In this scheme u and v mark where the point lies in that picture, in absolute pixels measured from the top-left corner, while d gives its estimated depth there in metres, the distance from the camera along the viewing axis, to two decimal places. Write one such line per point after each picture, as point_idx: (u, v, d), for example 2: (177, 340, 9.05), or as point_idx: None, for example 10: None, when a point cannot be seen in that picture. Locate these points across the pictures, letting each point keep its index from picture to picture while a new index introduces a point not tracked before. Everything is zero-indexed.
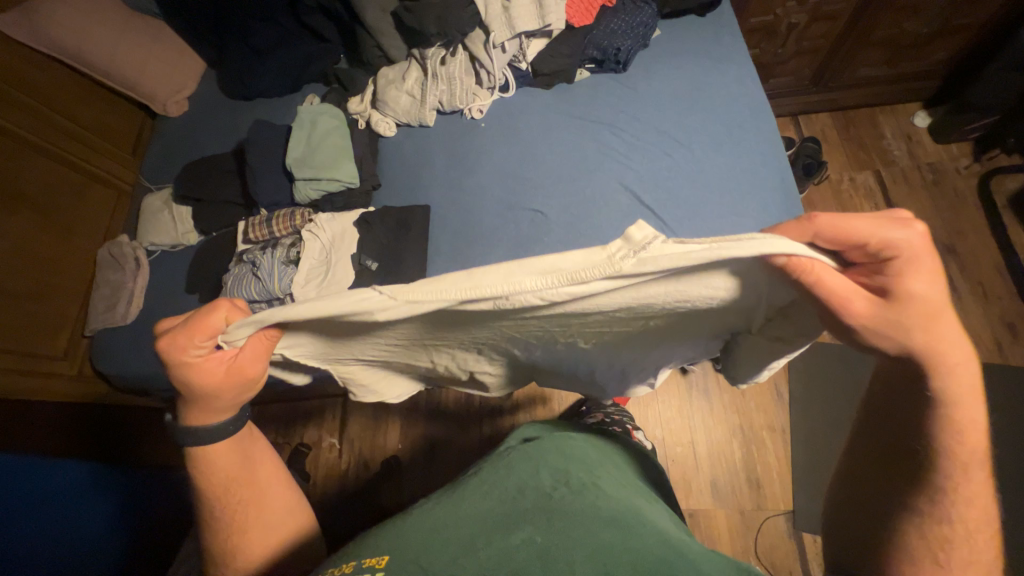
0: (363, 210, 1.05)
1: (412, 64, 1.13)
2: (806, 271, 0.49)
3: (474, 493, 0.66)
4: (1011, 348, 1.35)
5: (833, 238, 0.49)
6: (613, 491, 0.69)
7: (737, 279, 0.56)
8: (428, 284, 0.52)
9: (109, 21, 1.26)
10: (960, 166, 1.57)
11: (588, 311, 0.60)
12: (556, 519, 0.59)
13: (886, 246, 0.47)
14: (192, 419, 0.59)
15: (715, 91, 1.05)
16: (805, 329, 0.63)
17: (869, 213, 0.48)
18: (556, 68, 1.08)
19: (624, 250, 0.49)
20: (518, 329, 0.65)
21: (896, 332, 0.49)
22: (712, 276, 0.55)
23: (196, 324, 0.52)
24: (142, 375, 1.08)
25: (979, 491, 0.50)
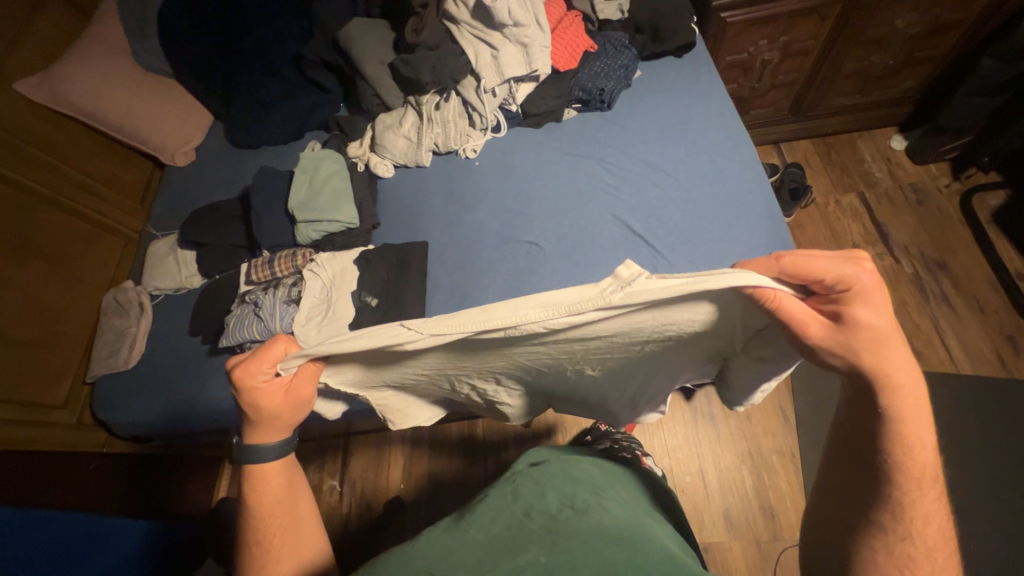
0: (364, 248, 1.08)
1: (407, 109, 1.18)
2: (769, 299, 0.53)
3: (481, 519, 0.66)
4: (1015, 361, 1.34)
5: (793, 275, 0.56)
6: (621, 510, 0.68)
7: (713, 307, 0.60)
8: (448, 318, 0.56)
9: (121, 78, 1.33)
10: (941, 184, 1.62)
11: (601, 340, 0.63)
12: (562, 537, 0.59)
13: (840, 281, 0.54)
14: (252, 439, 0.64)
15: (697, 125, 1.11)
16: (782, 351, 0.66)
17: (826, 252, 0.55)
18: (544, 109, 1.14)
19: (612, 286, 0.53)
20: (540, 360, 0.68)
21: (846, 354, 0.53)
22: (691, 305, 0.58)
23: (263, 353, 0.60)
24: (144, 420, 1.07)
25: (933, 508, 0.53)
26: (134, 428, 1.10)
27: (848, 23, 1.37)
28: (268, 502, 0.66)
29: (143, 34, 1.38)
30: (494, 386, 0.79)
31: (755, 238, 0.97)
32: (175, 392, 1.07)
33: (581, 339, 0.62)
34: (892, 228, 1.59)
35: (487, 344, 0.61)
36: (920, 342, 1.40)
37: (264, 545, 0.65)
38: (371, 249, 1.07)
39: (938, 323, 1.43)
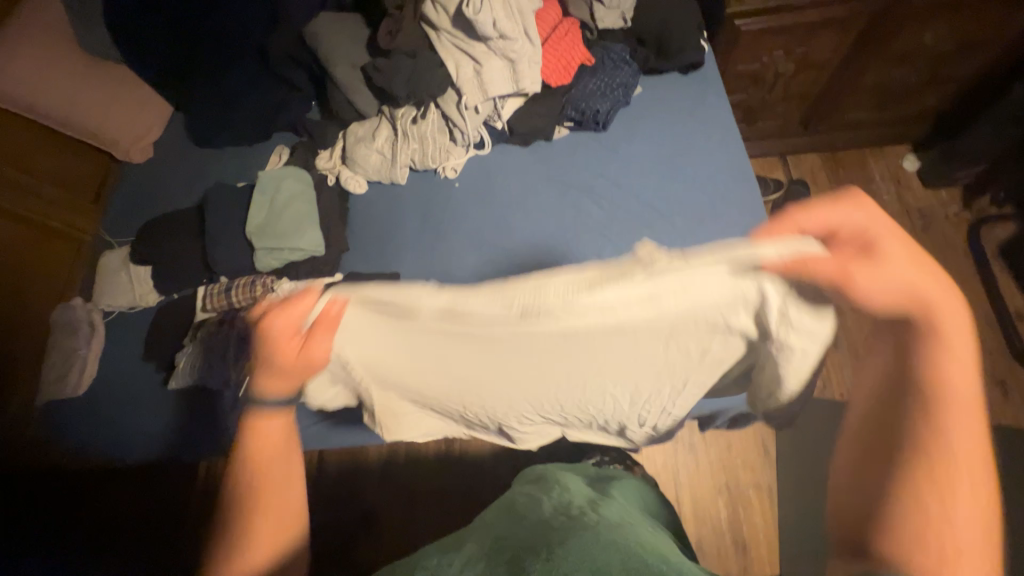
0: (330, 277, 0.99)
1: (382, 120, 1.07)
2: (810, 272, 0.57)
3: (480, 531, 0.63)
4: (1003, 406, 1.31)
5: (884, 298, 0.56)
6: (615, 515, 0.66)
7: (743, 296, 0.63)
8: (477, 290, 0.67)
9: (66, 67, 1.18)
10: (950, 212, 1.54)
11: (609, 331, 0.67)
12: (568, 539, 0.56)
13: (918, 300, 0.54)
14: (257, 390, 0.68)
15: (698, 155, 1.01)
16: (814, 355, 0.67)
17: (917, 269, 0.55)
18: (533, 127, 1.03)
19: (638, 266, 0.63)
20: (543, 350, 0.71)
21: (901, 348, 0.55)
22: (718, 288, 0.62)
23: (290, 305, 0.68)
24: (93, 453, 1.01)
25: (975, 532, 0.48)
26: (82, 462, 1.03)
27: (872, 35, 1.25)
28: (275, 469, 0.68)
29: (86, 12, 1.22)
30: (491, 389, 0.78)
31: None
32: (128, 424, 1.00)
33: (594, 326, 0.65)
34: None
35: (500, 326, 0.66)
36: None
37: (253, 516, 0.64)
38: (338, 277, 0.98)
39: None
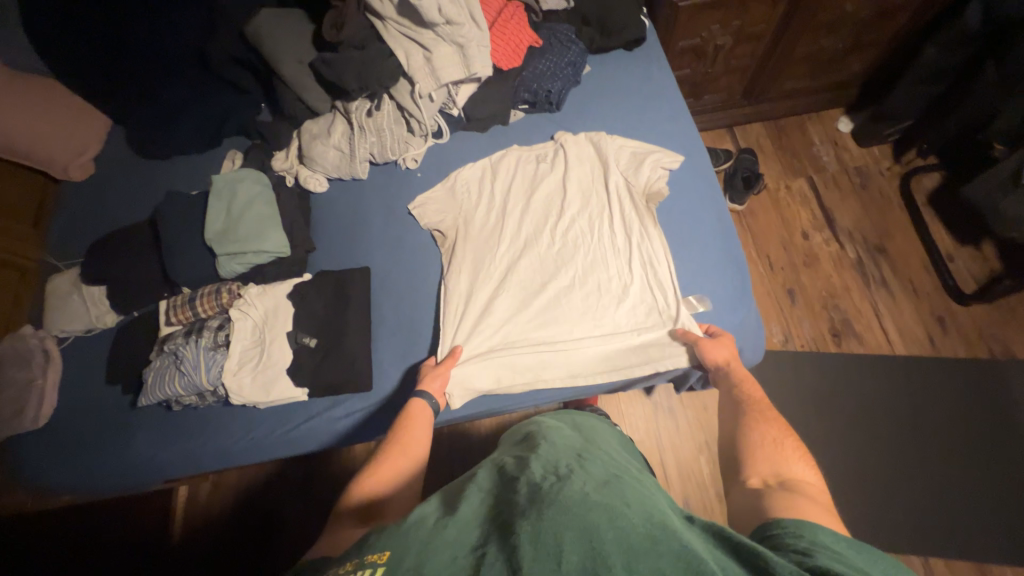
0: (300, 278, 0.99)
1: (336, 116, 1.06)
2: (656, 168, 0.99)
3: (471, 492, 0.64)
4: (942, 339, 1.45)
5: (726, 259, 0.94)
6: (602, 469, 0.66)
7: (602, 167, 1.02)
8: (459, 162, 1.09)
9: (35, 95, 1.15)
10: (883, 167, 1.66)
11: (608, 220, 0.98)
12: (591, 517, 0.52)
13: (738, 265, 0.94)
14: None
15: (648, 127, 1.06)
16: (684, 229, 0.97)
17: (735, 265, 0.94)
18: (489, 113, 1.07)
19: (553, 145, 1.06)
20: (570, 241, 0.97)
21: (728, 272, 0.94)
22: (585, 156, 1.03)
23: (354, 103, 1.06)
24: (67, 485, 0.94)
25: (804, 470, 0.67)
26: (60, 488, 0.95)
27: (799, 7, 1.33)
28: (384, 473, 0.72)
29: None
30: (519, 278, 0.95)
31: (707, 252, 0.95)
32: (103, 446, 0.95)
33: (532, 181, 1.03)
34: (838, 213, 1.63)
35: (540, 205, 1.01)
36: (859, 327, 1.49)
37: (350, 506, 0.69)
38: (308, 279, 0.99)
39: (876, 306, 1.51)
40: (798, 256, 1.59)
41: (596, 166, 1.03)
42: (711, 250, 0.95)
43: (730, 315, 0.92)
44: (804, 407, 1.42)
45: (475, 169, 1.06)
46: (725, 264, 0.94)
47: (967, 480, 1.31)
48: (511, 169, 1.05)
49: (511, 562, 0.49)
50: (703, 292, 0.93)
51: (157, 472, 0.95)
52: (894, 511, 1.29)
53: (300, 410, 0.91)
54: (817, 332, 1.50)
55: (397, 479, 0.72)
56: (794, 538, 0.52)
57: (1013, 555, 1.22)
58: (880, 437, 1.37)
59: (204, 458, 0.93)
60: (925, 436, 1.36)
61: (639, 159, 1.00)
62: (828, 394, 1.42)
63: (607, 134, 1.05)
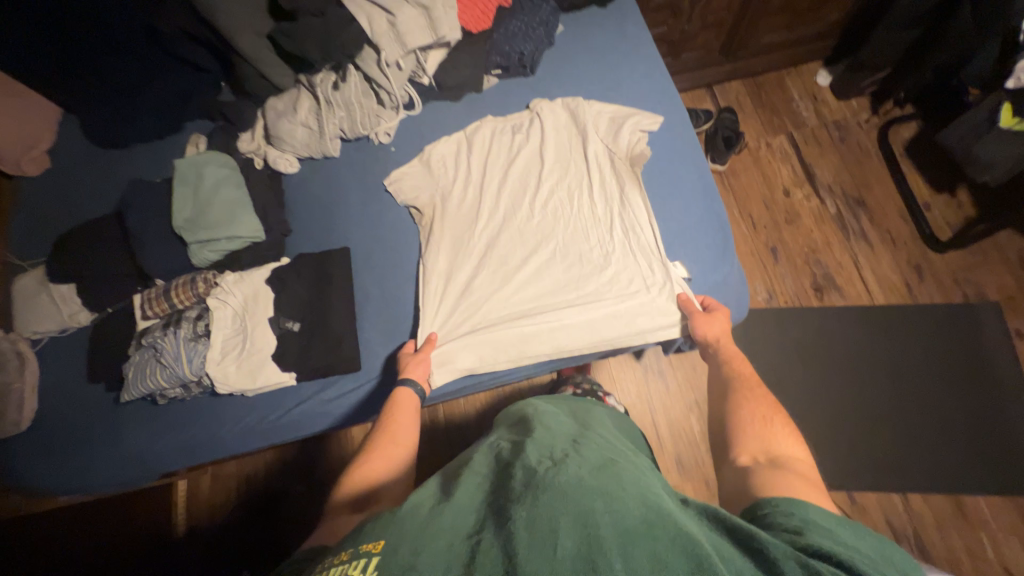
0: (277, 262, 0.97)
1: (301, 91, 1.01)
2: (636, 131, 0.97)
3: (467, 478, 0.64)
4: (919, 288, 1.48)
5: (708, 219, 0.94)
6: (597, 451, 0.66)
7: (581, 134, 1.00)
8: (434, 134, 1.06)
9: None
10: (862, 120, 1.66)
11: (589, 188, 0.96)
12: (587, 504, 0.52)
13: (720, 222, 0.94)
14: None
15: (625, 86, 1.03)
16: (666, 190, 0.96)
17: (717, 223, 0.94)
18: (460, 79, 1.03)
19: (529, 114, 1.02)
20: (550, 212, 0.95)
21: (711, 231, 0.93)
22: (562, 124, 1.01)
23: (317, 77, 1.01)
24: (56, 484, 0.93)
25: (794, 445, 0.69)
26: (50, 489, 0.93)
27: None
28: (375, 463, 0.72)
29: None
30: (500, 255, 0.93)
31: (690, 211, 0.95)
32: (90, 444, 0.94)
33: (509, 154, 1.00)
34: (818, 168, 1.63)
35: (518, 174, 0.99)
36: (840, 280, 1.52)
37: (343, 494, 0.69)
38: (285, 262, 0.96)
39: (856, 259, 1.53)
40: (779, 213, 1.60)
41: (574, 132, 1.00)
42: (693, 209, 0.95)
43: (713, 273, 0.92)
44: (788, 361, 1.45)
45: (451, 146, 1.02)
46: (707, 224, 0.94)
47: (942, 418, 1.37)
48: (485, 141, 1.02)
49: (508, 552, 0.48)
50: (687, 250, 0.93)
51: (150, 466, 0.94)
52: (875, 452, 1.35)
53: (289, 395, 0.90)
54: (799, 287, 1.53)
55: (388, 467, 0.73)
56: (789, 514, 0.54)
57: (984, 484, 1.30)
58: (860, 384, 1.42)
59: (198, 448, 0.92)
60: (903, 382, 1.41)
61: (617, 123, 0.98)
62: (810, 346, 1.46)
63: (585, 100, 1.02)
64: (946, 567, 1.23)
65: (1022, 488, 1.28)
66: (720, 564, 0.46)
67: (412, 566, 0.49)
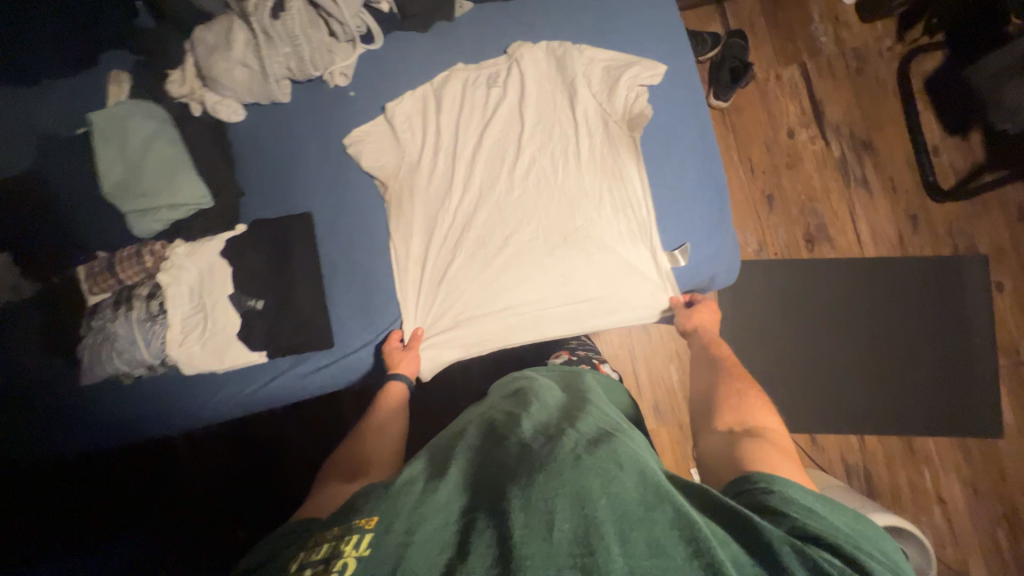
0: (232, 230, 0.87)
1: (233, 20, 0.84)
2: (635, 87, 0.83)
3: (462, 453, 0.63)
4: (911, 240, 1.45)
5: (703, 183, 0.86)
6: (594, 421, 0.64)
7: (570, 90, 0.85)
8: (399, 77, 0.92)
9: None
10: (884, 48, 1.49)
11: (577, 155, 0.84)
12: (586, 483, 0.52)
13: (717, 188, 0.86)
14: None
15: (622, 17, 0.88)
16: (664, 151, 0.85)
17: (713, 188, 0.86)
18: (426, 7, 0.88)
19: (505, 60, 0.87)
20: (532, 185, 0.84)
21: (707, 198, 0.86)
22: (547, 77, 0.86)
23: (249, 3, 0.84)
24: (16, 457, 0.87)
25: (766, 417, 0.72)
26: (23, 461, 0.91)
27: None
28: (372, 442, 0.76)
29: None
30: (478, 233, 0.85)
31: (688, 173, 0.85)
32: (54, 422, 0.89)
33: (485, 111, 0.87)
34: (828, 105, 1.50)
35: (496, 134, 0.86)
36: (833, 231, 1.47)
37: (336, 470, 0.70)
38: (240, 232, 0.86)
39: (853, 209, 1.47)
40: (781, 157, 1.50)
41: (560, 86, 0.86)
42: (691, 171, 0.85)
43: (706, 245, 0.86)
44: (773, 314, 1.46)
45: (417, 98, 0.89)
46: (703, 191, 0.85)
47: (909, 367, 1.42)
48: (457, 97, 0.88)
49: (503, 532, 0.49)
50: (681, 219, 0.85)
51: (123, 435, 0.89)
52: (840, 398, 1.42)
53: (261, 377, 0.86)
54: (791, 238, 1.48)
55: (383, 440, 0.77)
56: (764, 486, 0.56)
57: (936, 426, 1.39)
58: (837, 334, 1.44)
59: (169, 427, 0.89)
60: (878, 334, 1.44)
61: (613, 76, 0.84)
62: (794, 299, 1.46)
63: (574, 45, 0.86)
64: (886, 496, 1.37)
65: (968, 430, 1.38)
66: (717, 545, 0.47)
67: (408, 544, 0.49)
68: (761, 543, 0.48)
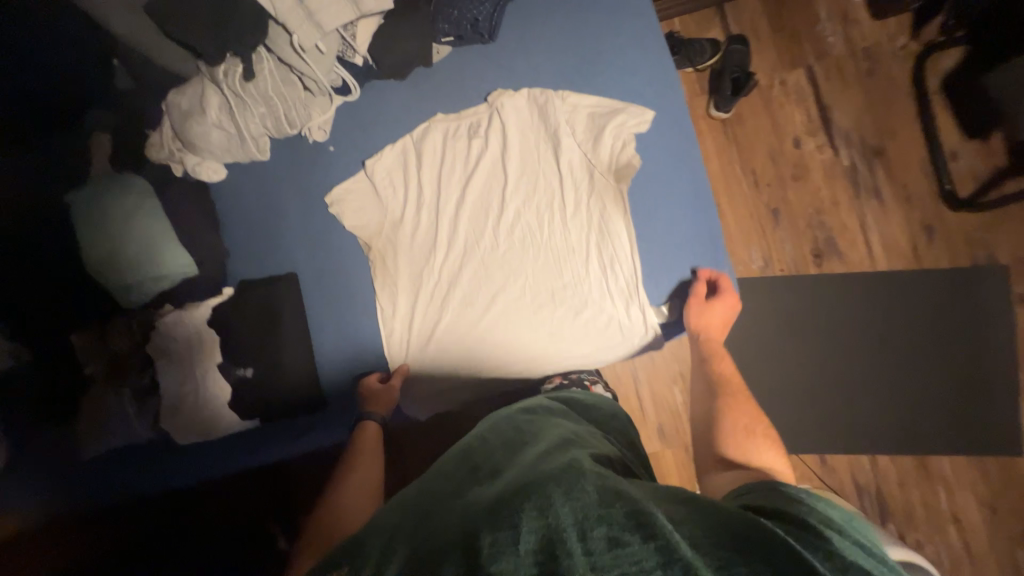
0: (219, 296, 0.87)
1: (204, 84, 0.81)
2: (623, 136, 0.81)
3: (428, 480, 0.57)
4: (926, 251, 1.39)
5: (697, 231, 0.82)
6: (572, 443, 0.57)
7: (552, 139, 0.83)
8: (380, 129, 0.89)
9: None
10: (897, 47, 1.41)
11: (562, 205, 0.81)
12: (538, 489, 0.46)
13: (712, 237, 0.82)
14: None
15: (609, 55, 0.84)
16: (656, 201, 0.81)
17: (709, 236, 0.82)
18: (403, 58, 0.83)
19: (486, 109, 0.85)
20: (516, 240, 0.82)
21: (704, 249, 0.81)
22: (529, 124, 0.83)
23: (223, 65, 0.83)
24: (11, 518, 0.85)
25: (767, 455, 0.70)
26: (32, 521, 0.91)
27: None
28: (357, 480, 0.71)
29: None
30: (463, 285, 0.83)
31: (682, 220, 0.80)
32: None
33: (468, 162, 0.85)
34: (836, 111, 1.42)
35: (479, 185, 0.84)
36: (842, 244, 1.41)
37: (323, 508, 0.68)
38: (227, 296, 0.86)
39: (864, 220, 1.40)
40: (787, 167, 1.43)
41: (543, 137, 0.83)
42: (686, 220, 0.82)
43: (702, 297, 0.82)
44: (781, 332, 1.40)
45: (398, 152, 0.87)
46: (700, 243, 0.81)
47: (925, 385, 1.37)
48: (437, 149, 0.85)
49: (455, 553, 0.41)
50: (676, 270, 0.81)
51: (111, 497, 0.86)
52: (852, 418, 1.37)
53: (253, 444, 0.87)
54: (798, 253, 1.42)
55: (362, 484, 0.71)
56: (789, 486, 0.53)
57: (953, 445, 1.33)
58: (848, 352, 1.39)
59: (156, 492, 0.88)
60: (892, 351, 1.38)
61: (598, 125, 0.82)
62: (802, 316, 1.41)
63: (557, 91, 0.83)
64: (901, 519, 1.32)
65: (988, 451, 1.33)
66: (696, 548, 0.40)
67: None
68: (745, 520, 0.43)
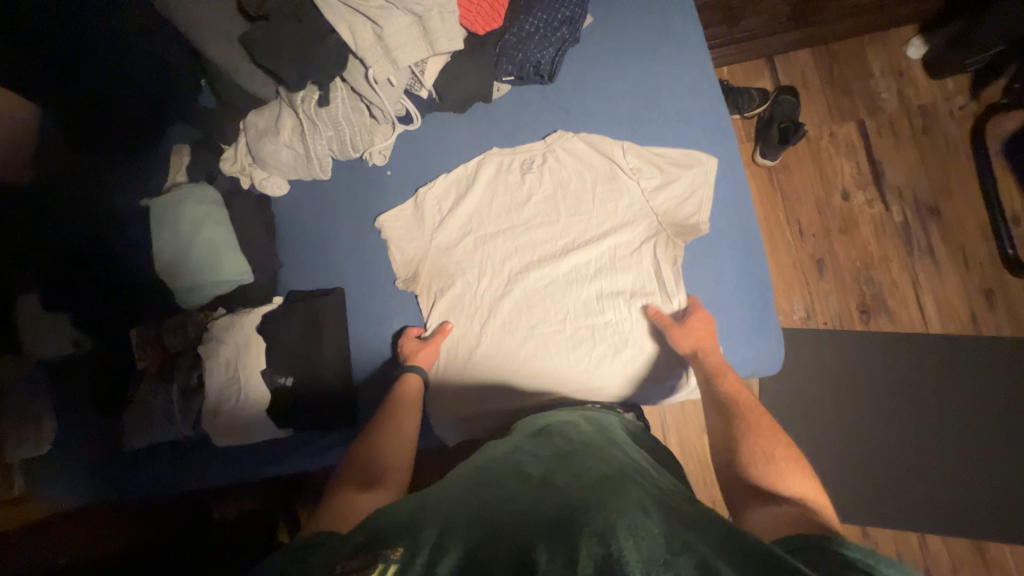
0: (268, 304, 0.91)
1: (282, 105, 0.86)
2: (674, 176, 0.86)
3: (469, 480, 0.56)
4: (985, 318, 1.32)
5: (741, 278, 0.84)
6: (618, 470, 0.55)
7: (610, 178, 0.88)
8: (438, 160, 0.94)
9: None
10: (955, 106, 1.40)
11: (612, 234, 0.85)
12: (601, 512, 0.45)
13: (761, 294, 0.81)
14: None
15: (664, 105, 0.91)
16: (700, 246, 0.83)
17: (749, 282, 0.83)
18: (466, 92, 0.87)
19: (541, 145, 0.90)
20: (564, 268, 0.85)
21: None
22: (584, 159, 0.89)
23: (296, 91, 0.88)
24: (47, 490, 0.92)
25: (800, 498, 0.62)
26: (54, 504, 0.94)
27: None
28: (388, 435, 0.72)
29: None
30: (508, 306, 0.85)
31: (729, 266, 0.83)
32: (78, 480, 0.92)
33: (522, 192, 0.89)
34: (888, 167, 1.40)
35: (529, 214, 0.88)
36: (892, 302, 1.35)
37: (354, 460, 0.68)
38: (276, 305, 0.90)
39: (917, 280, 1.35)
40: (834, 220, 1.40)
41: (601, 172, 0.88)
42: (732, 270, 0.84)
43: (745, 350, 0.84)
44: (822, 388, 1.32)
45: (455, 178, 0.91)
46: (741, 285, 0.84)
47: (991, 466, 1.25)
48: (491, 179, 0.90)
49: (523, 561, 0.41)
50: None
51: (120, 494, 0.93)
52: (898, 491, 1.25)
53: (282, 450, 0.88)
54: (844, 307, 1.36)
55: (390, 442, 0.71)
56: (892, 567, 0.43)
57: (1016, 532, 1.20)
58: (897, 419, 1.29)
59: (189, 488, 0.92)
60: (950, 424, 1.28)
61: (651, 168, 0.87)
62: (844, 375, 1.32)
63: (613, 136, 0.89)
64: None
65: None
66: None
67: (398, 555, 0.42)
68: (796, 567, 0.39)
